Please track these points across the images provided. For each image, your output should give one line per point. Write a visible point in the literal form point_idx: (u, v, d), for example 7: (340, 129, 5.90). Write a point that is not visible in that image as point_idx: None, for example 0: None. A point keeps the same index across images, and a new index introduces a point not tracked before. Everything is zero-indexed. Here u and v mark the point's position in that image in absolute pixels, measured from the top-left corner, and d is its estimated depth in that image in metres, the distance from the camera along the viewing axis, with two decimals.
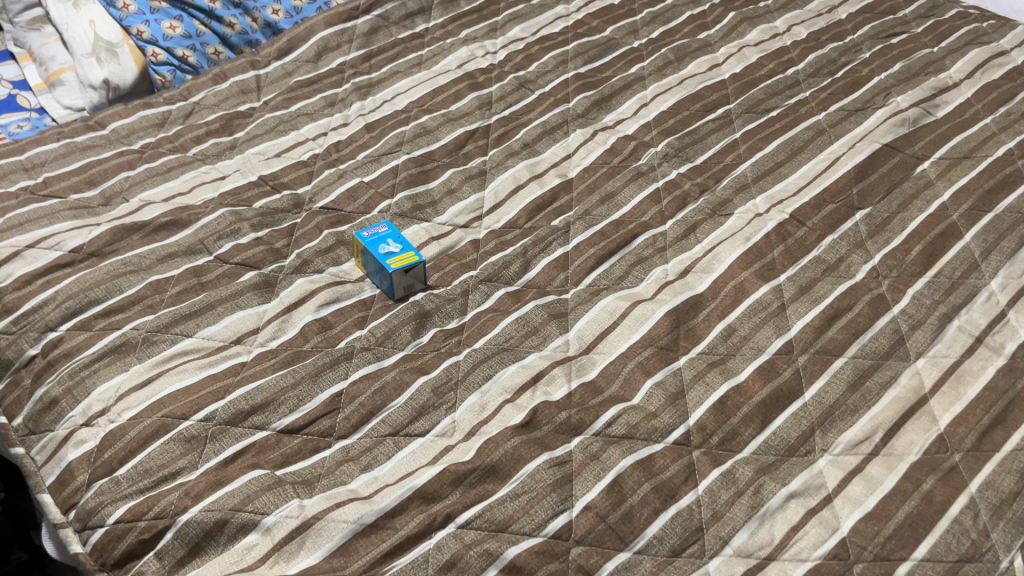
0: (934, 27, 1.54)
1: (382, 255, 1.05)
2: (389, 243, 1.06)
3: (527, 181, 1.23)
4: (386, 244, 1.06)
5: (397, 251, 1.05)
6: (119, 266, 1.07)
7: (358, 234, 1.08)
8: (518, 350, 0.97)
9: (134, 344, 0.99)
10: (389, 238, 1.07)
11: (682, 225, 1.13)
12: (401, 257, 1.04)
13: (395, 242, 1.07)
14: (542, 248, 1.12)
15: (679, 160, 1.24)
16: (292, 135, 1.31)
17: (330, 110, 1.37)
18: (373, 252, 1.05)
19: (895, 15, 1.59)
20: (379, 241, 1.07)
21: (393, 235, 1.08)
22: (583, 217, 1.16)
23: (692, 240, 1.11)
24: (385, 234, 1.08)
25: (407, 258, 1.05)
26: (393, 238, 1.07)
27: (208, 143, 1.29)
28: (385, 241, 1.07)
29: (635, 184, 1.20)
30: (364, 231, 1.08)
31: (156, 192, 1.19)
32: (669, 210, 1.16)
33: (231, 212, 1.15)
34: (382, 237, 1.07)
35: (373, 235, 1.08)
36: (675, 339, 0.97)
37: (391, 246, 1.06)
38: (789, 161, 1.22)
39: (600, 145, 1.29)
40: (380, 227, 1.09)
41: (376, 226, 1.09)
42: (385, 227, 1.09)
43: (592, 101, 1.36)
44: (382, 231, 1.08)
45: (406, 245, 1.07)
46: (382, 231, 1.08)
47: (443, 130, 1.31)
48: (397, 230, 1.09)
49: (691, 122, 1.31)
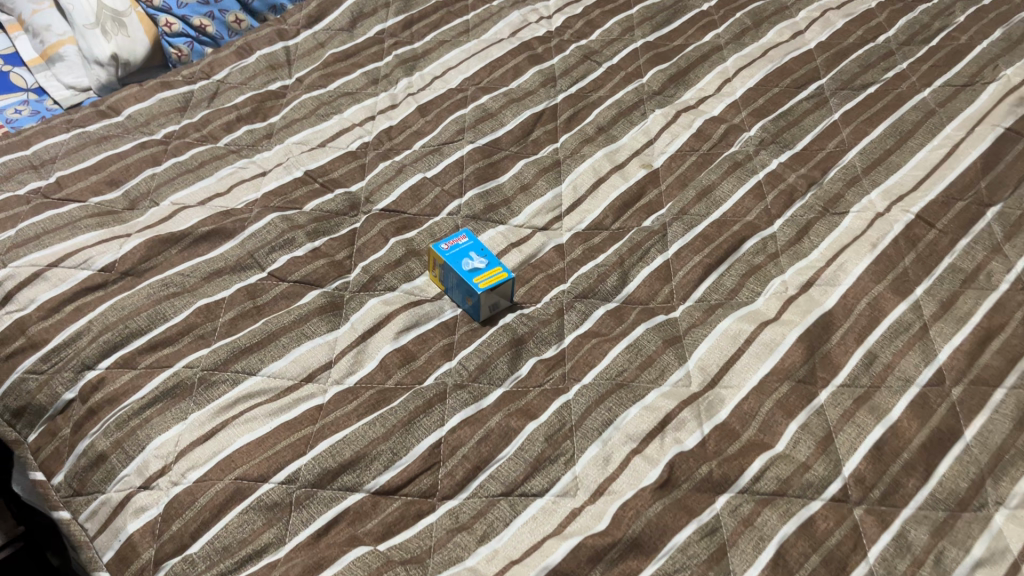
0: None
1: (467, 273, 0.91)
2: (473, 258, 0.93)
3: (608, 172, 1.10)
4: (470, 258, 0.93)
5: (483, 268, 0.92)
6: (160, 288, 0.93)
7: (435, 247, 0.95)
8: (636, 386, 0.85)
9: (190, 385, 0.85)
10: (472, 252, 0.94)
11: (793, 227, 1.01)
12: (488, 275, 0.91)
13: (479, 256, 0.93)
14: (639, 256, 0.99)
15: (776, 147, 1.11)
16: (335, 119, 1.15)
17: (374, 88, 1.21)
18: (456, 269, 0.92)
19: None
20: (461, 255, 0.93)
21: (475, 248, 0.94)
22: (679, 218, 1.03)
23: (807, 245, 0.99)
24: (467, 247, 0.94)
25: (495, 275, 0.91)
26: (476, 251, 0.94)
27: (242, 131, 1.13)
28: (468, 255, 0.93)
29: (733, 177, 1.07)
30: (442, 243, 0.95)
31: (190, 192, 1.04)
32: (775, 209, 1.04)
33: (280, 218, 1.01)
34: (464, 251, 0.94)
35: (453, 248, 0.94)
36: (811, 370, 0.86)
37: (475, 261, 0.93)
38: (901, 148, 1.09)
39: (685, 128, 1.15)
40: (460, 239, 0.95)
41: (456, 238, 0.96)
42: (466, 239, 0.96)
43: (669, 76, 1.22)
44: (463, 244, 0.95)
45: (492, 260, 0.93)
46: (464, 243, 0.95)
47: (506, 113, 1.16)
48: (480, 241, 0.96)
49: (783, 102, 1.17)
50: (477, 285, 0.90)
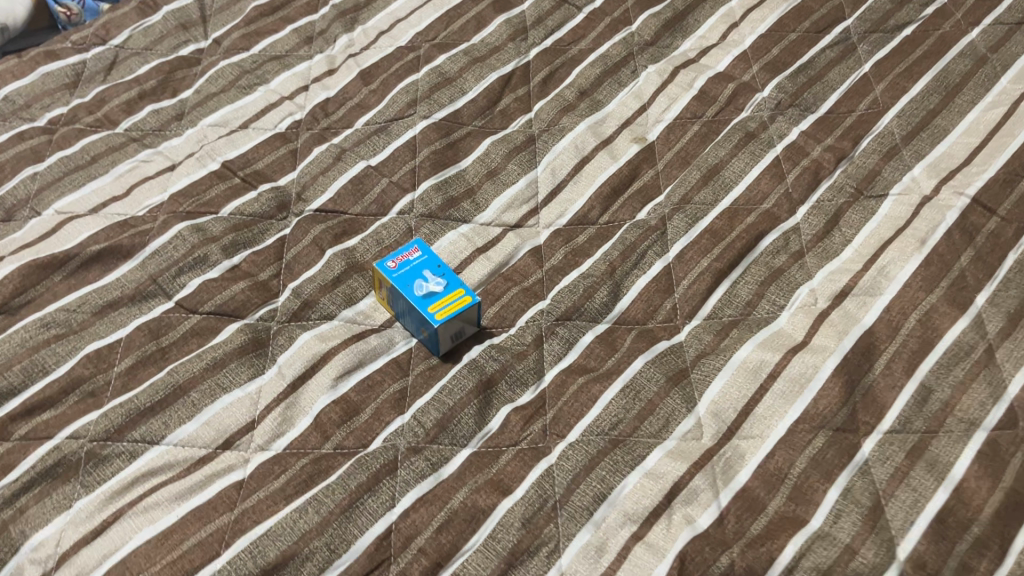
0: None
1: (419, 299, 0.74)
2: (428, 279, 0.75)
3: (594, 150, 0.90)
4: (425, 280, 0.75)
5: (441, 293, 0.74)
6: (38, 331, 0.74)
7: (379, 264, 0.76)
8: (634, 445, 0.68)
9: (76, 462, 0.68)
10: (427, 271, 0.76)
11: (820, 217, 0.83)
12: (447, 302, 0.74)
13: (436, 276, 0.75)
14: (633, 261, 0.81)
15: (795, 112, 0.92)
16: (259, 91, 0.95)
17: (307, 48, 1.00)
18: (407, 295, 0.74)
19: None
20: (413, 277, 0.75)
21: (431, 266, 0.76)
22: (682, 208, 0.85)
23: (838, 241, 0.81)
24: (421, 265, 0.76)
25: (456, 301, 0.74)
26: (432, 270, 0.76)
27: (146, 111, 0.93)
28: (422, 276, 0.75)
29: (745, 152, 0.88)
30: (388, 259, 0.76)
31: (78, 197, 0.84)
32: (798, 192, 0.85)
33: (190, 228, 0.81)
34: (417, 271, 0.76)
35: (402, 266, 0.76)
36: (851, 413, 0.69)
37: (431, 284, 0.75)
38: (948, 106, 0.89)
39: (685, 89, 0.95)
40: (413, 253, 0.77)
41: (406, 252, 0.77)
42: (419, 253, 0.77)
43: (663, 22, 1.01)
44: (415, 261, 0.77)
45: (452, 281, 0.76)
46: (416, 260, 0.77)
47: (467, 76, 0.95)
48: (436, 256, 0.78)
49: (801, 52, 0.97)
50: (434, 317, 0.72)
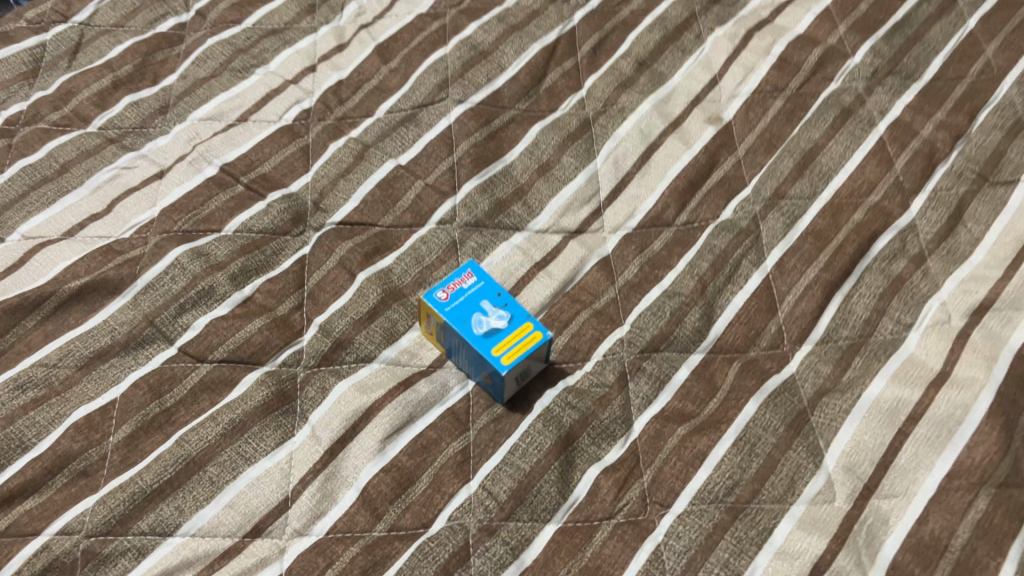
0: None
1: (480, 339, 0.60)
2: (488, 312, 0.61)
3: (662, 135, 0.76)
4: (484, 315, 0.61)
5: (506, 331, 0.60)
6: (12, 395, 0.60)
7: (426, 296, 0.62)
8: (758, 515, 0.56)
9: (71, 565, 0.54)
10: (485, 302, 0.62)
11: (941, 211, 0.70)
12: (514, 342, 0.60)
13: (497, 307, 0.62)
14: (726, 274, 0.68)
15: (895, 81, 0.78)
16: (258, 75, 0.79)
17: (311, 18, 0.84)
18: (465, 336, 0.60)
19: None
20: (469, 311, 0.61)
21: (489, 294, 0.62)
22: (775, 205, 0.71)
23: (966, 240, 0.68)
24: (477, 294, 0.62)
25: (525, 340, 0.60)
26: (491, 300, 0.62)
27: (123, 103, 0.77)
28: (480, 309, 0.62)
29: (844, 133, 0.75)
30: (436, 289, 0.63)
31: (50, 217, 0.69)
32: (911, 180, 0.72)
33: (190, 253, 0.67)
34: (474, 303, 0.62)
35: (455, 298, 0.62)
36: (1016, 462, 0.56)
37: (492, 318, 0.61)
38: None
39: (762, 56, 0.81)
40: (466, 279, 0.63)
41: (456, 277, 0.63)
42: (474, 278, 0.63)
43: None
44: (470, 289, 0.63)
45: (516, 312, 0.62)
46: (470, 287, 0.63)
47: (505, 48, 0.80)
48: (493, 280, 0.64)
49: (893, 7, 0.83)
50: (500, 363, 0.59)
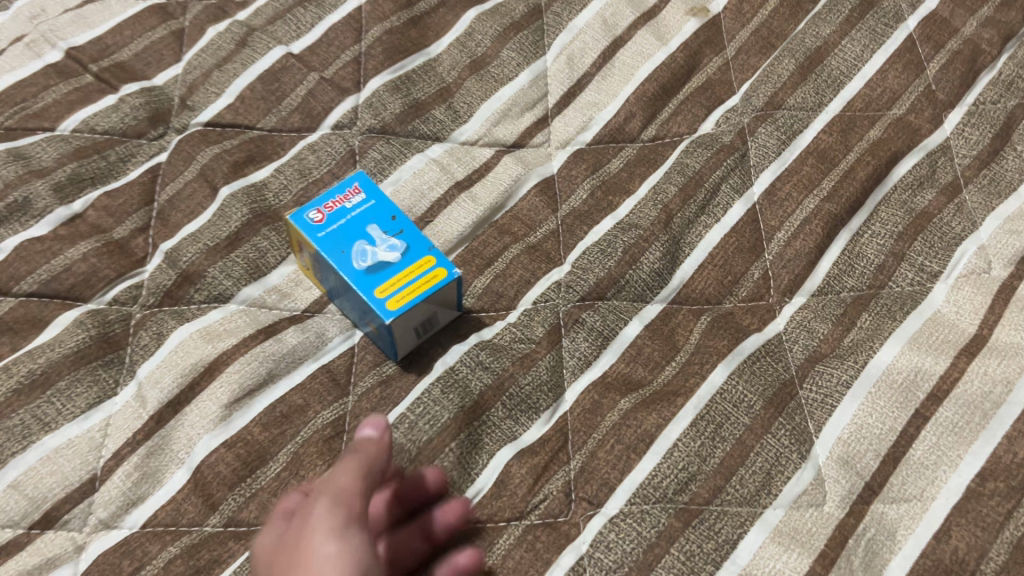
0: None
1: (360, 275, 0.45)
2: (375, 241, 0.46)
3: (631, 28, 0.60)
4: (370, 243, 0.46)
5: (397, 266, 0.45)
6: None
7: (294, 218, 0.47)
8: (719, 522, 0.41)
9: None
10: (373, 228, 0.47)
11: (984, 128, 0.54)
12: (407, 280, 0.45)
13: (389, 235, 0.46)
14: (700, 202, 0.52)
15: None
16: None
17: None
18: (341, 271, 0.45)
19: None
20: (351, 238, 0.46)
21: (380, 218, 0.47)
22: (769, 116, 0.55)
23: (1015, 166, 0.53)
24: (362, 217, 0.47)
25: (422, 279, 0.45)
26: (381, 225, 0.47)
27: None
28: (365, 236, 0.46)
29: (863, 28, 0.58)
30: (309, 209, 0.47)
31: None
32: (946, 90, 0.56)
33: (7, 156, 0.52)
34: (358, 227, 0.47)
35: (332, 221, 0.47)
36: None
37: (381, 249, 0.46)
38: None
39: None
40: (351, 197, 0.48)
41: (338, 194, 0.48)
42: (361, 196, 0.48)
43: None
44: (353, 209, 0.47)
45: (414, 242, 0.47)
46: (354, 206, 0.48)
47: None
48: (387, 199, 0.48)
49: None
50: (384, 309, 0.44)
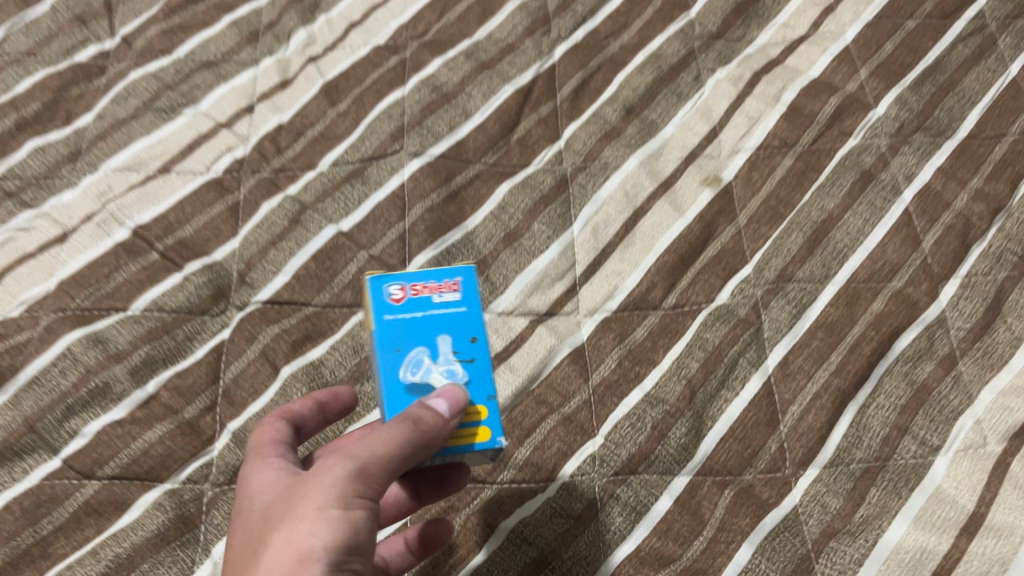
0: None
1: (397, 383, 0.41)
2: (436, 355, 0.42)
3: (650, 199, 0.66)
4: (430, 362, 0.41)
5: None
6: None
7: (375, 283, 0.43)
8: None
9: None
10: (444, 339, 0.42)
11: (977, 301, 0.59)
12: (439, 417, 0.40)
13: (455, 358, 0.42)
14: (720, 376, 0.57)
15: (924, 138, 0.67)
16: (186, 116, 0.69)
17: (252, 50, 0.73)
18: (381, 374, 0.41)
19: None
20: (414, 339, 0.42)
21: (459, 332, 0.42)
22: (780, 289, 0.61)
23: (1005, 339, 0.58)
24: (445, 318, 0.43)
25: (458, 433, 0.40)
26: (452, 342, 0.42)
27: (27, 148, 0.66)
28: (430, 348, 0.42)
29: (863, 203, 0.64)
30: (394, 281, 0.43)
31: None
32: (941, 262, 0.61)
33: (87, 340, 0.57)
34: (432, 331, 0.42)
35: (408, 306, 0.43)
36: None
37: (436, 373, 0.41)
38: None
39: (768, 105, 0.70)
40: (442, 291, 0.43)
41: (438, 279, 0.44)
42: (455, 296, 0.44)
43: (732, 8, 0.76)
44: (441, 304, 0.43)
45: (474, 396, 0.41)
46: (447, 302, 0.43)
47: (472, 90, 0.70)
48: (479, 311, 0.43)
49: (924, 48, 0.72)
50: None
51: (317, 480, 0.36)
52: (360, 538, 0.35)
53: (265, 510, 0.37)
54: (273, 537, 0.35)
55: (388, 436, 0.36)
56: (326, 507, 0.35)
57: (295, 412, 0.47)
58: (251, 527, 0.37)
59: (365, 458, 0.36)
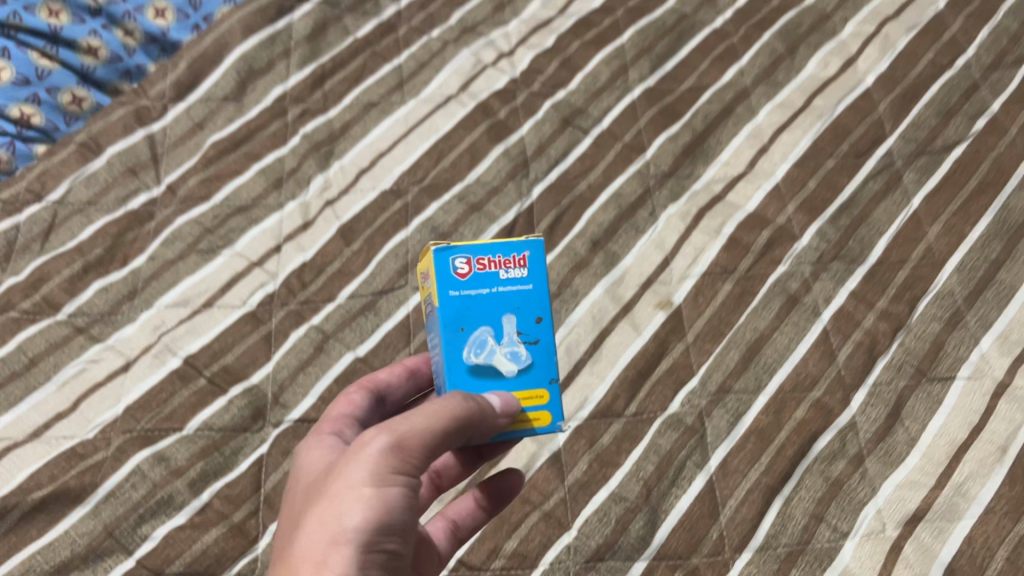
0: None
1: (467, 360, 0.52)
2: (501, 334, 0.53)
3: (614, 321, 0.79)
4: (494, 342, 0.53)
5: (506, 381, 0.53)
6: None
7: (442, 257, 0.52)
8: None
9: None
10: (509, 318, 0.53)
11: (881, 407, 0.72)
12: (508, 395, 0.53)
13: (518, 338, 0.53)
14: (671, 476, 0.70)
15: (840, 266, 0.81)
16: (224, 256, 0.82)
17: (278, 195, 0.87)
18: (452, 350, 0.52)
19: None
20: (483, 319, 0.52)
21: (522, 314, 0.53)
22: (721, 399, 0.74)
23: (904, 439, 0.71)
24: (507, 295, 0.53)
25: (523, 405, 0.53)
26: (517, 322, 0.53)
27: (92, 289, 0.79)
28: (495, 326, 0.53)
29: (789, 324, 0.77)
30: (460, 255, 0.52)
31: (14, 418, 0.71)
32: (852, 374, 0.74)
33: (152, 458, 0.69)
34: (496, 309, 0.53)
35: (466, 284, 0.52)
36: None
37: (500, 352, 0.53)
38: (1012, 256, 0.80)
39: (712, 236, 0.84)
40: (508, 268, 0.53)
41: (501, 254, 0.53)
42: (520, 273, 0.53)
43: (681, 149, 0.90)
44: (505, 278, 0.53)
45: (537, 364, 0.54)
46: (514, 281, 0.53)
47: (464, 230, 0.84)
48: (544, 288, 0.54)
49: (841, 184, 0.86)
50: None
51: (356, 458, 0.44)
52: (389, 516, 0.43)
53: (317, 481, 0.46)
54: (318, 510, 0.43)
55: (422, 424, 0.45)
56: (359, 486, 0.43)
57: (380, 380, 0.59)
58: (308, 499, 0.46)
59: (400, 436, 0.44)
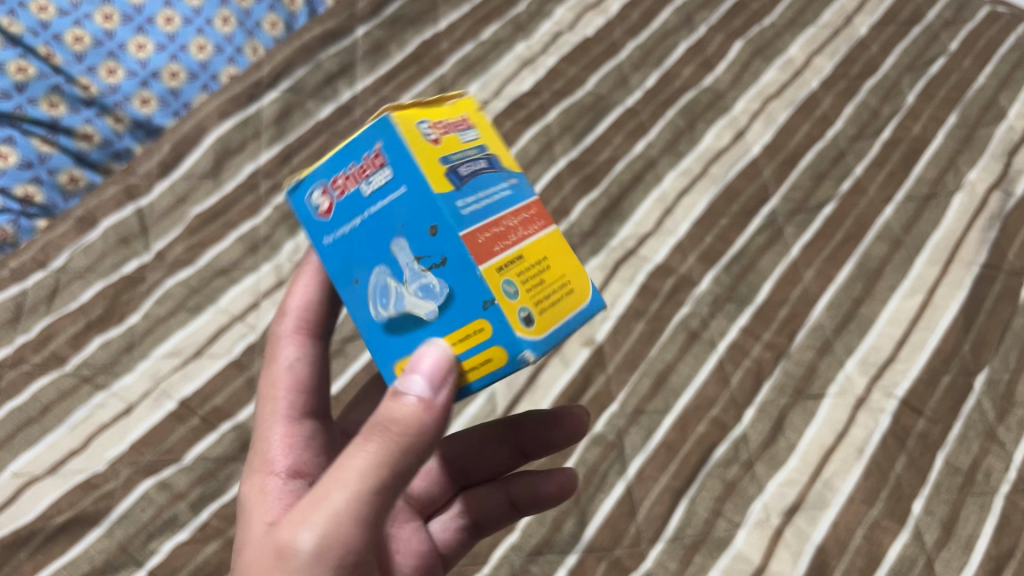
0: (981, 29, 1.24)
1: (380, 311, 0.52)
2: (391, 263, 0.50)
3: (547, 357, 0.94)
4: (397, 284, 0.50)
5: (433, 320, 0.50)
6: None
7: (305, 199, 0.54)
8: None
9: None
10: (395, 244, 0.50)
11: (766, 421, 0.88)
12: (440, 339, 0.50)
13: (409, 264, 0.50)
14: (596, 484, 0.85)
15: (733, 306, 0.97)
16: (209, 312, 0.95)
17: (254, 258, 1.00)
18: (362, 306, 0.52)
19: (929, 17, 1.26)
20: (373, 261, 0.51)
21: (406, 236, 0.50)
22: (636, 419, 0.89)
23: (784, 446, 0.87)
24: (383, 211, 0.50)
25: (468, 339, 0.49)
26: (412, 242, 0.49)
27: (95, 343, 0.91)
28: (390, 263, 0.50)
29: (690, 355, 0.93)
30: (319, 193, 0.53)
31: (33, 456, 0.83)
32: (742, 395, 0.90)
33: (157, 486, 0.82)
34: (382, 235, 0.50)
35: (338, 221, 0.53)
36: None
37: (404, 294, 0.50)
38: (871, 294, 0.98)
39: (627, 284, 1.00)
40: (362, 182, 0.51)
41: (358, 162, 0.51)
42: (377, 180, 0.50)
43: (600, 212, 1.06)
44: (373, 191, 0.50)
45: (461, 284, 0.49)
46: (385, 191, 0.50)
47: None
48: (410, 189, 0.49)
49: (733, 239, 1.03)
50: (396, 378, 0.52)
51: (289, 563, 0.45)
52: None
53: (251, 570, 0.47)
54: None
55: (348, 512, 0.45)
56: None
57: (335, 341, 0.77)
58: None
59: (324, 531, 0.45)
